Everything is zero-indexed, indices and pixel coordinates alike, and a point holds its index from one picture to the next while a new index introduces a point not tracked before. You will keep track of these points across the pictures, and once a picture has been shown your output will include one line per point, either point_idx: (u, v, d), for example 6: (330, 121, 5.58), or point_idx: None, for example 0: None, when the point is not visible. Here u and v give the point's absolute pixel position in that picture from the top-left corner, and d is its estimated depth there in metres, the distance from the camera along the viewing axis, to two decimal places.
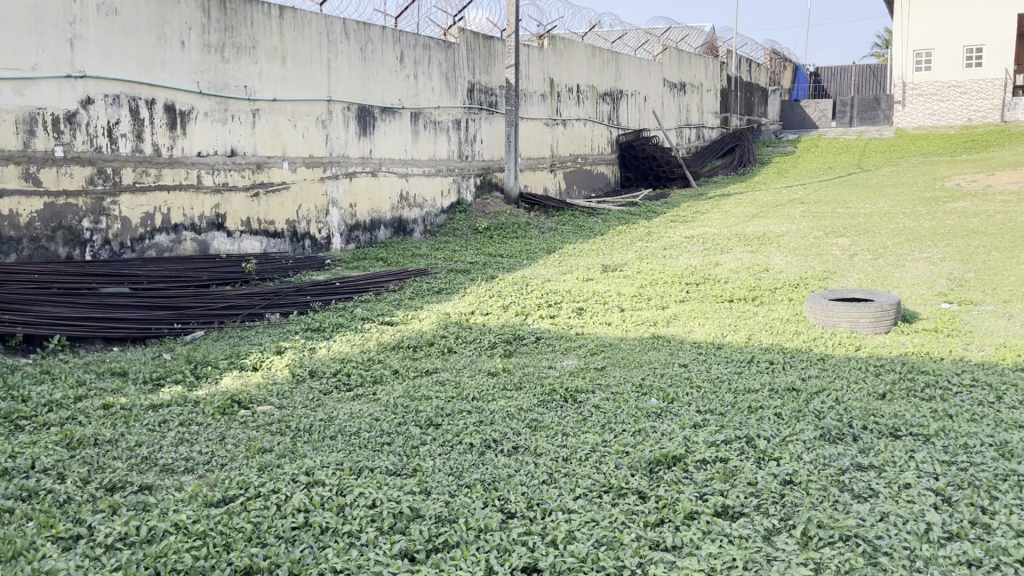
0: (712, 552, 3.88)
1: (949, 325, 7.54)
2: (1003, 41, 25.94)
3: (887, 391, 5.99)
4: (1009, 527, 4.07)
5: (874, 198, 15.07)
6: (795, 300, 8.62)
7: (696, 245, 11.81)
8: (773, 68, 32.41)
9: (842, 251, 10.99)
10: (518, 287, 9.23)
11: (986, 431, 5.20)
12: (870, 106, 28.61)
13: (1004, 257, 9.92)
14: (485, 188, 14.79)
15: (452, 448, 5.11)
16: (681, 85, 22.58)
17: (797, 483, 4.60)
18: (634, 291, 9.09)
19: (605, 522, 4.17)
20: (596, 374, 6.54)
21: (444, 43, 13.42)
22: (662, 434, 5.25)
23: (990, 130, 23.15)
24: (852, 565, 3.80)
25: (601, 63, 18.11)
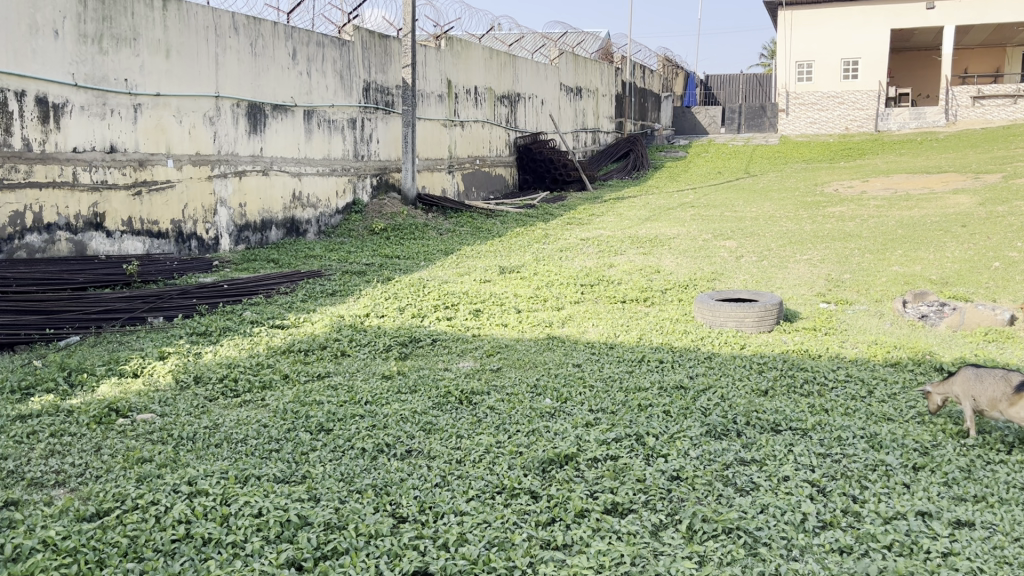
0: (601, 550, 3.93)
1: (826, 323, 7.91)
2: (877, 55, 27.46)
3: (769, 387, 6.24)
4: (878, 515, 4.29)
5: (759, 202, 15.70)
6: (685, 301, 8.85)
7: (591, 247, 12.04)
8: (665, 75, 33.35)
9: (729, 252, 11.41)
10: (414, 288, 9.16)
11: (858, 424, 5.49)
12: (756, 114, 30.02)
13: (876, 259, 10.49)
14: (381, 188, 14.63)
15: (343, 453, 5.02)
16: (577, 89, 22.95)
17: (684, 478, 4.72)
18: (530, 292, 9.17)
19: (497, 523, 4.18)
20: (492, 375, 6.56)
21: (338, 40, 13.20)
22: (555, 434, 5.31)
23: (866, 139, 24.48)
24: (734, 556, 3.94)
25: (499, 65, 18.18)
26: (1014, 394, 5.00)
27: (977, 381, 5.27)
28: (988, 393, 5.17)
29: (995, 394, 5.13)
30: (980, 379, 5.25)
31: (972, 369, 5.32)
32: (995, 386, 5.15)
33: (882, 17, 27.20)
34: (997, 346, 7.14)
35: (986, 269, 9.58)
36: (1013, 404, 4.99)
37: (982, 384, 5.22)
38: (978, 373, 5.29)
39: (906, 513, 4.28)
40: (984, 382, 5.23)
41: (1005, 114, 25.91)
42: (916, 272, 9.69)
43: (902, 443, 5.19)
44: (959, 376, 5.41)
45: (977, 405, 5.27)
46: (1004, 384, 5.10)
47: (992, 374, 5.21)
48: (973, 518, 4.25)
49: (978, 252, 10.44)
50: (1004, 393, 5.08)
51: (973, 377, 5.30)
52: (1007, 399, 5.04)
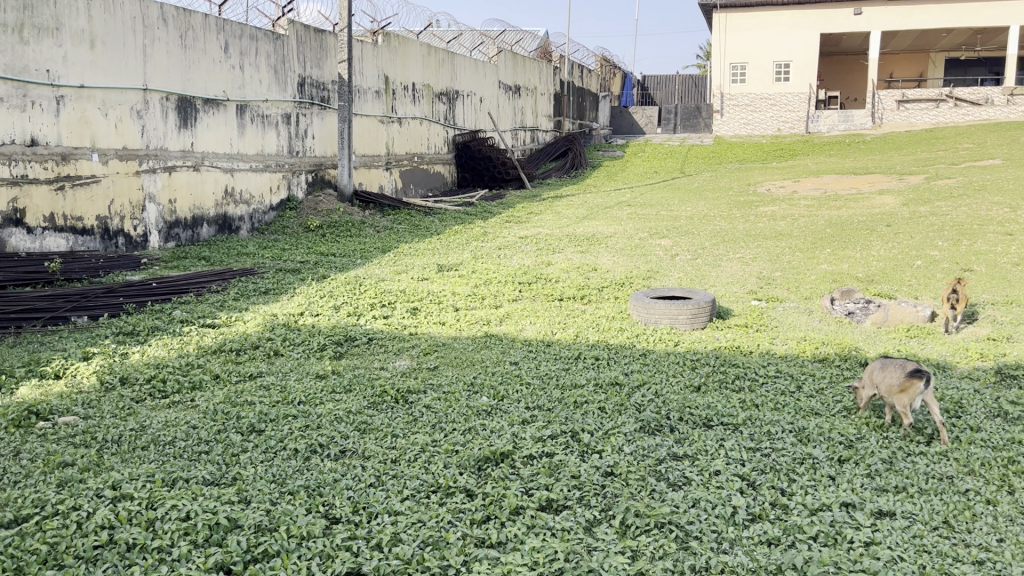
0: (535, 547, 3.95)
1: (758, 320, 8.09)
2: (807, 57, 28.17)
3: (702, 383, 6.35)
4: (805, 507, 4.40)
5: (694, 202, 15.96)
6: (621, 299, 8.95)
7: (529, 245, 12.07)
8: (603, 75, 33.66)
9: (664, 251, 11.56)
10: (350, 286, 9.05)
11: (787, 418, 5.63)
12: (691, 114, 30.50)
13: (806, 258, 10.76)
14: (316, 184, 14.42)
15: (275, 455, 4.94)
16: (516, 87, 23.01)
17: (618, 474, 4.77)
18: (467, 290, 9.15)
19: (432, 522, 4.16)
20: (428, 373, 6.51)
21: (272, 34, 12.96)
22: (491, 431, 5.31)
23: (798, 140, 25.10)
24: (665, 550, 3.99)
25: (437, 62, 18.09)
26: (905, 381, 5.31)
27: (881, 371, 5.60)
28: (887, 381, 5.49)
29: (891, 381, 5.45)
30: (883, 369, 5.58)
31: (880, 361, 5.65)
32: (893, 375, 5.47)
33: (811, 21, 27.91)
34: (918, 341, 7.39)
35: (909, 267, 9.91)
36: (903, 391, 5.31)
37: (883, 373, 5.55)
38: (883, 365, 5.62)
39: (831, 504, 4.40)
40: (885, 371, 5.55)
41: (927, 118, 26.62)
42: (843, 271, 9.97)
43: (828, 436, 5.34)
44: (870, 368, 5.75)
45: (880, 393, 5.59)
46: (899, 373, 5.41)
47: (894, 364, 5.53)
48: (894, 508, 4.39)
49: (902, 251, 10.77)
50: (897, 380, 5.39)
51: (879, 368, 5.63)
52: (900, 386, 5.36)
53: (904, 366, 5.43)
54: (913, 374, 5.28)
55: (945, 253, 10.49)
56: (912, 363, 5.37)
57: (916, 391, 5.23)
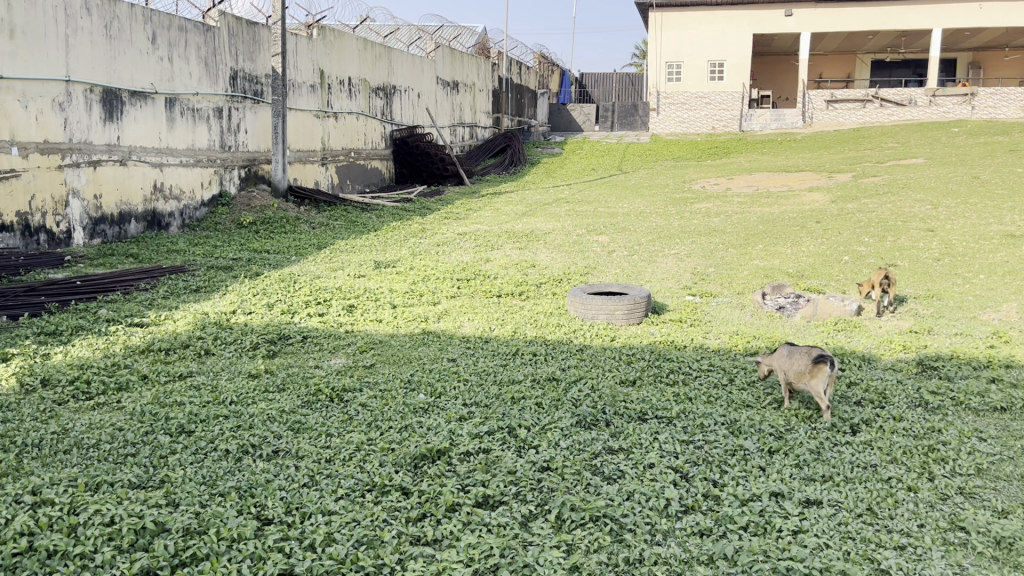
0: (471, 543, 3.94)
1: (692, 315, 8.23)
2: (740, 58, 28.85)
3: (637, 377, 6.43)
4: (735, 497, 4.48)
5: (631, 199, 16.15)
6: (558, 295, 9.00)
7: (467, 242, 12.05)
8: (541, 72, 33.80)
9: (602, 247, 11.67)
10: (285, 284, 8.90)
11: (719, 411, 5.74)
12: (629, 112, 30.81)
13: (739, 254, 10.98)
14: (249, 180, 14.14)
15: (205, 456, 4.83)
16: (454, 83, 22.93)
17: (554, 468, 4.80)
18: (405, 287, 9.08)
19: (366, 521, 4.11)
20: (365, 371, 6.45)
21: (202, 26, 12.66)
22: (427, 429, 5.28)
23: (732, 138, 25.60)
24: (600, 543, 4.03)
25: (374, 56, 17.92)
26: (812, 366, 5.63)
27: (791, 357, 5.91)
28: (796, 367, 5.80)
29: (800, 366, 5.77)
30: (792, 355, 5.91)
31: (788, 348, 5.96)
32: (802, 361, 5.79)
33: (744, 22, 28.49)
34: (845, 335, 7.60)
35: (837, 263, 10.20)
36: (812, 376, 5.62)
37: (791, 359, 5.88)
38: (791, 351, 5.93)
39: (761, 494, 4.50)
40: (793, 357, 5.88)
41: (855, 118, 27.39)
42: (774, 266, 10.20)
43: (759, 428, 5.46)
44: (779, 353, 6.05)
45: (789, 378, 5.91)
46: (807, 358, 5.72)
47: (801, 351, 5.86)
48: (821, 497, 4.52)
49: (830, 247, 11.08)
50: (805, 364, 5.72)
51: (787, 354, 5.96)
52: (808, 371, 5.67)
53: (810, 352, 5.76)
54: (818, 359, 5.59)
55: (871, 249, 10.83)
56: (818, 349, 5.67)
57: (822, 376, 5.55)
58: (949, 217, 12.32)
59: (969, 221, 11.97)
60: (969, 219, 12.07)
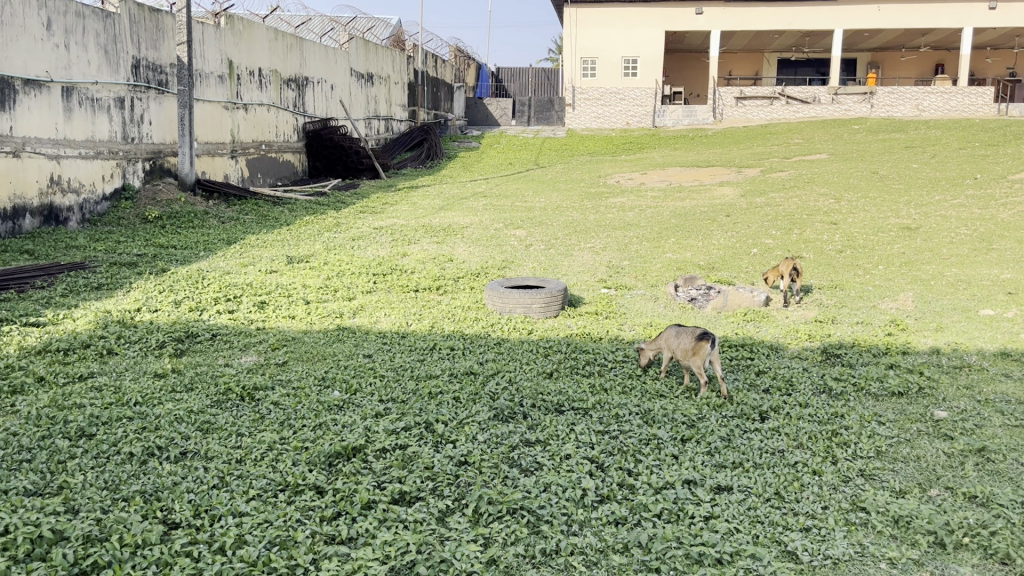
0: (386, 540, 3.89)
1: (607, 308, 8.34)
2: (652, 55, 29.53)
3: (554, 369, 6.48)
4: (650, 485, 4.56)
5: (547, 193, 16.25)
6: (475, 289, 8.98)
7: (384, 236, 11.89)
8: (457, 66, 33.65)
9: (519, 241, 11.72)
10: (193, 280, 8.62)
11: (634, 401, 5.85)
12: (545, 106, 31.01)
13: (653, 247, 11.18)
14: (154, 173, 13.63)
15: (107, 460, 4.63)
16: (368, 75, 22.61)
17: (471, 462, 4.78)
18: (319, 282, 8.91)
19: (279, 521, 4.02)
20: (277, 369, 6.30)
21: (101, 12, 12.13)
22: (342, 426, 5.20)
23: (646, 134, 26.07)
24: (517, 536, 4.05)
25: (284, 47, 17.50)
26: (696, 344, 5.97)
27: (676, 336, 6.24)
28: (682, 346, 6.15)
29: (686, 345, 6.11)
30: (678, 335, 6.23)
31: (674, 328, 6.27)
32: (687, 340, 6.13)
33: (656, 19, 29.20)
34: (754, 324, 7.83)
35: (746, 255, 10.50)
36: (696, 353, 5.96)
37: (678, 338, 6.20)
38: (678, 330, 6.25)
39: (674, 482, 4.60)
40: (680, 337, 6.20)
41: (762, 114, 28.24)
42: (686, 259, 10.42)
43: (672, 417, 5.58)
44: (663, 335, 6.38)
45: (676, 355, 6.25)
46: (692, 336, 6.07)
47: (687, 330, 6.19)
48: (731, 483, 4.64)
49: (740, 240, 11.39)
50: (691, 344, 6.05)
51: (674, 334, 6.27)
52: (692, 349, 6.01)
53: (695, 331, 6.10)
54: (702, 337, 5.95)
55: (778, 242, 11.19)
56: (701, 327, 6.04)
57: (705, 352, 5.91)
58: (851, 211, 12.81)
59: (870, 214, 12.47)
60: (869, 212, 12.58)
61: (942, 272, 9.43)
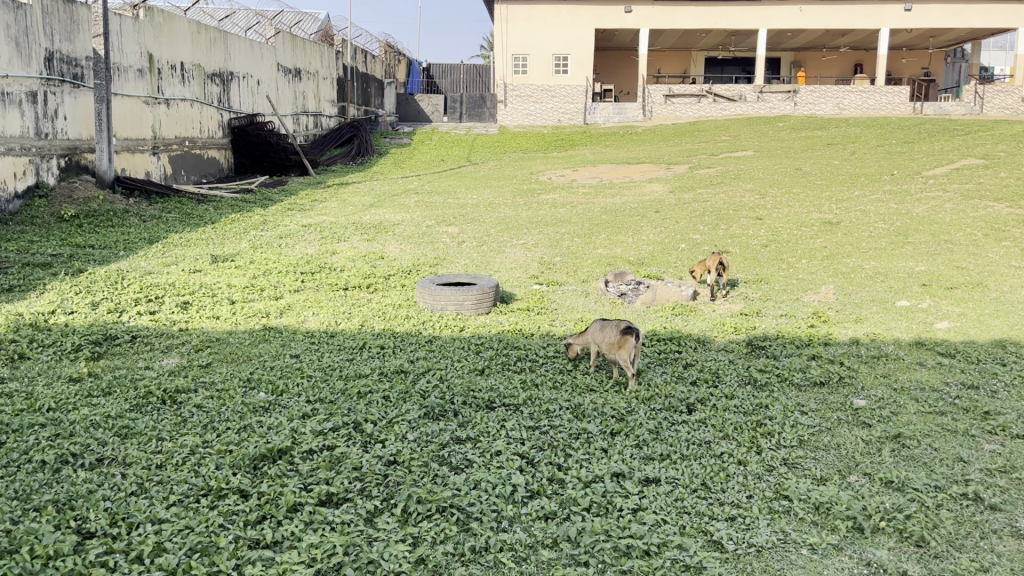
0: (312, 543, 3.82)
1: (539, 304, 8.37)
2: (583, 52, 29.79)
3: (485, 365, 6.46)
4: (579, 480, 4.59)
5: (479, 190, 16.23)
6: (407, 287, 8.90)
7: (313, 234, 11.72)
8: (388, 61, 33.36)
9: (451, 238, 11.67)
10: (112, 281, 8.34)
11: (564, 396, 5.87)
12: (477, 103, 31.00)
13: (584, 243, 11.28)
14: (70, 170, 13.14)
15: (17, 469, 4.44)
16: (296, 71, 22.23)
17: (400, 462, 4.74)
18: (245, 281, 8.73)
19: (200, 527, 3.90)
20: (200, 371, 6.14)
21: (11, 3, 11.61)
22: (268, 428, 5.09)
23: (578, 130, 26.27)
24: (446, 534, 4.02)
25: (208, 41, 17.07)
26: (621, 338, 6.05)
27: (602, 331, 6.33)
28: (607, 339, 6.23)
29: (611, 339, 6.20)
30: (603, 329, 6.31)
31: (600, 322, 6.35)
32: (612, 333, 6.21)
33: (586, 16, 29.48)
34: (681, 318, 7.95)
35: (675, 250, 10.67)
36: (621, 347, 6.04)
37: (603, 332, 6.28)
38: (603, 324, 6.33)
39: (603, 475, 4.63)
40: (605, 331, 6.29)
41: (691, 112, 28.77)
42: (616, 254, 10.53)
43: (601, 411, 5.63)
44: (590, 330, 6.46)
45: (602, 350, 6.33)
46: (617, 330, 6.15)
47: (612, 323, 6.27)
48: (659, 475, 4.69)
49: (668, 236, 11.55)
50: (616, 338, 6.13)
51: (599, 328, 6.36)
52: (617, 342, 6.09)
53: (619, 325, 6.19)
54: (627, 331, 6.04)
55: (705, 237, 11.38)
56: (626, 321, 6.13)
57: (631, 345, 5.99)
58: (775, 206, 13.13)
59: (793, 209, 12.80)
60: (793, 208, 12.91)
61: (861, 265, 9.73)
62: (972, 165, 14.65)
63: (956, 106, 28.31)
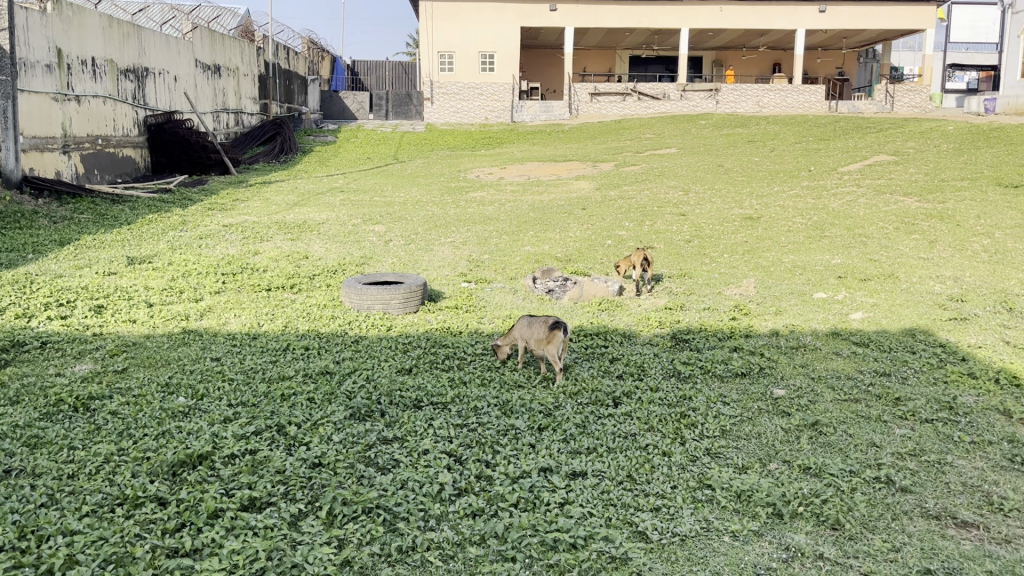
0: (234, 549, 3.73)
1: (467, 302, 8.35)
2: (508, 50, 29.91)
3: (413, 364, 6.41)
4: (506, 476, 4.59)
5: (407, 188, 16.11)
6: (332, 287, 8.77)
7: (234, 234, 11.46)
8: (312, 58, 32.84)
9: (378, 236, 11.57)
10: (20, 285, 7.99)
11: (492, 393, 5.87)
12: (403, 101, 30.76)
13: (511, 240, 11.30)
14: None
15: None
16: (215, 67, 21.68)
17: (325, 464, 4.66)
18: (163, 283, 8.47)
19: (114, 538, 3.76)
20: (115, 377, 5.93)
21: None
22: (187, 433, 4.94)
23: (505, 129, 26.32)
24: (373, 535, 3.98)
25: (120, 36, 16.51)
26: (549, 333, 6.08)
27: (529, 327, 6.34)
28: (535, 335, 6.25)
29: (539, 335, 6.22)
30: (530, 325, 6.33)
31: (527, 318, 6.37)
32: (540, 329, 6.24)
33: (511, 14, 29.62)
34: (608, 314, 8.04)
35: (601, 246, 10.78)
36: (549, 342, 6.07)
37: (531, 328, 6.30)
38: (531, 321, 6.35)
39: (531, 471, 4.64)
40: (533, 327, 6.30)
41: (616, 110, 29.15)
42: (544, 251, 10.59)
43: (529, 407, 5.65)
44: (517, 326, 6.47)
45: (531, 346, 6.35)
46: (545, 325, 6.18)
47: (539, 319, 6.30)
48: (586, 468, 4.74)
49: (595, 232, 11.67)
50: (544, 333, 6.16)
51: (526, 324, 6.37)
52: (545, 338, 6.12)
53: (547, 320, 6.22)
54: (554, 326, 6.07)
55: (631, 233, 11.54)
56: (553, 316, 6.17)
57: (558, 340, 6.03)
58: (698, 202, 13.39)
59: (715, 205, 13.09)
60: (715, 204, 13.19)
61: (780, 258, 10.01)
62: (884, 162, 15.21)
63: (869, 105, 29.37)
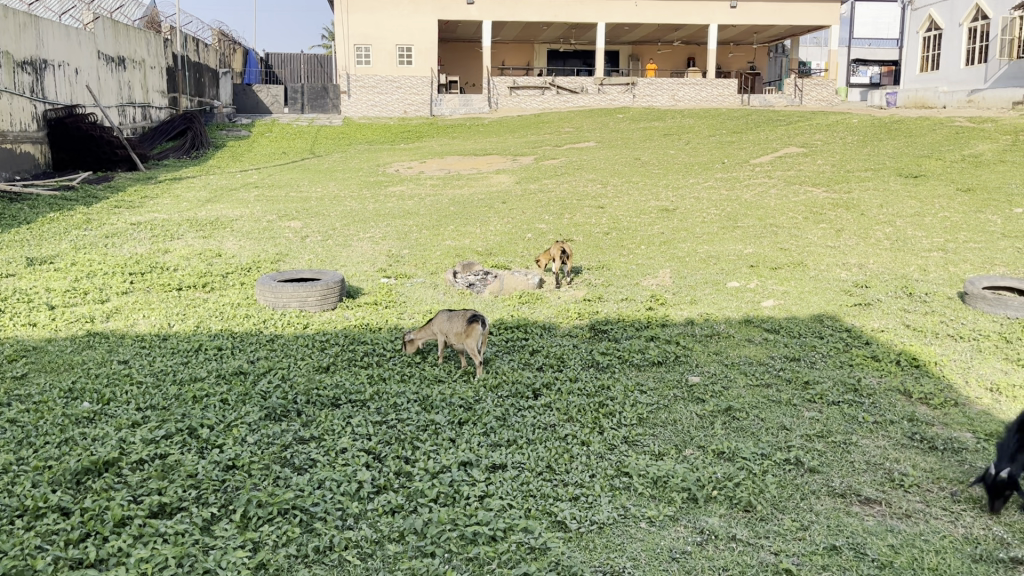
0: (142, 557, 3.61)
1: (386, 298, 8.26)
2: (426, 43, 29.79)
3: (331, 362, 6.31)
4: (425, 471, 4.57)
5: (324, 183, 15.86)
6: (246, 285, 8.57)
7: (143, 232, 11.08)
8: (223, 50, 31.96)
9: (294, 233, 11.36)
10: None
11: (412, 389, 5.84)
12: (319, 94, 29.93)
13: (431, 234, 11.25)
14: None
15: None
16: (120, 59, 20.88)
17: (239, 466, 4.55)
18: (66, 285, 8.13)
19: (14, 551, 3.59)
20: (14, 383, 5.67)
21: None
22: (93, 439, 4.76)
23: (424, 122, 26.15)
24: (289, 536, 3.91)
25: (15, 26, 15.74)
26: (468, 326, 6.07)
27: (448, 321, 6.31)
28: (454, 329, 6.23)
29: (458, 328, 6.20)
30: (449, 318, 6.30)
31: (446, 312, 6.34)
32: (458, 323, 6.22)
33: (428, 7, 29.48)
34: (528, 306, 8.09)
35: (522, 240, 10.83)
36: (468, 335, 6.06)
37: (450, 322, 6.28)
38: (449, 315, 6.32)
39: (450, 465, 4.63)
40: (452, 321, 6.27)
41: (535, 103, 29.30)
42: (464, 245, 10.58)
43: (449, 402, 5.63)
44: (435, 320, 6.44)
45: (450, 340, 6.33)
46: (463, 319, 6.16)
47: (458, 313, 6.27)
48: (505, 460, 4.75)
49: (515, 225, 11.70)
50: (462, 326, 6.14)
51: (446, 318, 6.34)
52: (464, 331, 6.11)
53: (466, 314, 6.20)
54: (473, 319, 6.05)
55: (550, 226, 11.62)
56: (472, 309, 6.15)
57: (478, 333, 6.03)
58: (615, 195, 13.58)
59: (632, 197, 13.29)
60: (632, 196, 13.39)
61: (695, 249, 10.23)
62: (793, 153, 15.70)
63: (780, 98, 30.28)
